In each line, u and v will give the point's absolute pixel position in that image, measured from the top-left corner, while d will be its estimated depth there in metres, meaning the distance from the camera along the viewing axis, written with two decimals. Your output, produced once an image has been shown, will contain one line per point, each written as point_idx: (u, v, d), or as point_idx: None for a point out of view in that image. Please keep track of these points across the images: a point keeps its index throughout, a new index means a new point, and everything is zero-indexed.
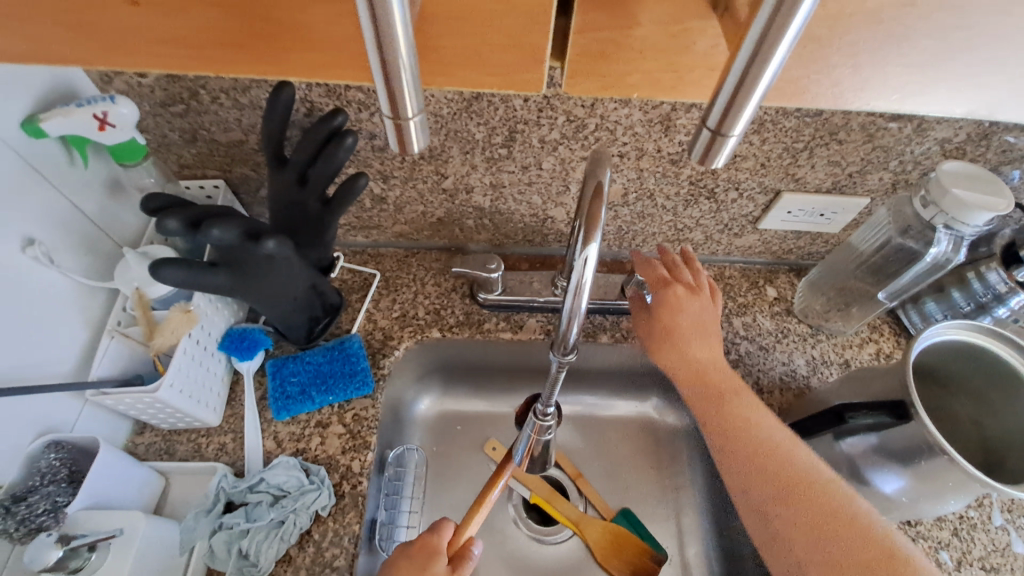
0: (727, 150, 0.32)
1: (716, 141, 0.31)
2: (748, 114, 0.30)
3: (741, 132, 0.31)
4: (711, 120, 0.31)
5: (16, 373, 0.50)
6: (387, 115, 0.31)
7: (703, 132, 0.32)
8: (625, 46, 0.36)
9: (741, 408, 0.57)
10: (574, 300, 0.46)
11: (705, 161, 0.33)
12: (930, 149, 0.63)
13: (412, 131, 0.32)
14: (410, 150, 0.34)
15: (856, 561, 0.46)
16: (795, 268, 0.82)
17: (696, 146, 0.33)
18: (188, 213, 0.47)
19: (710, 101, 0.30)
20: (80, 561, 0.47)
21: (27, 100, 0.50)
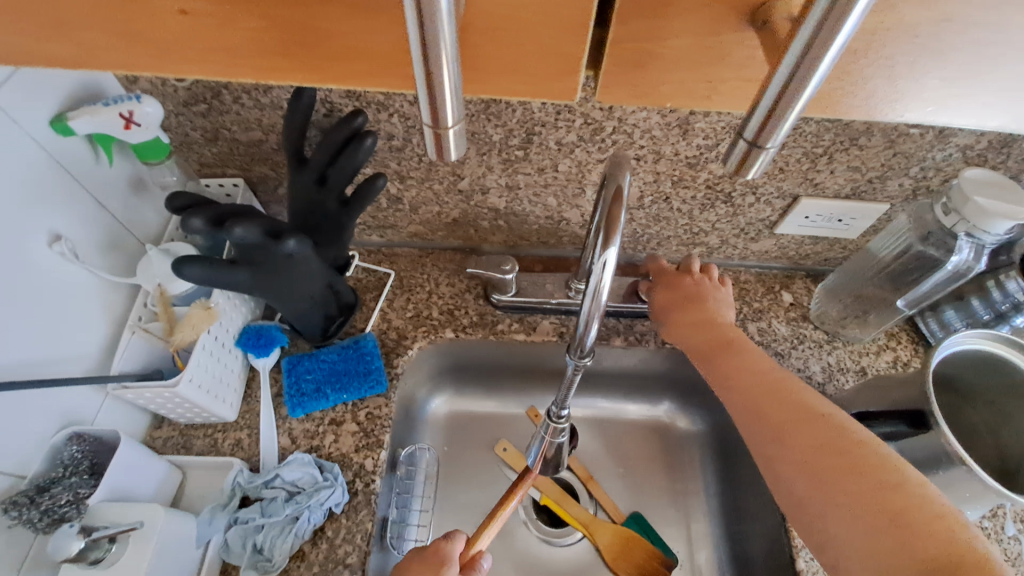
0: (762, 162, 0.33)
1: (752, 153, 0.32)
2: (786, 127, 0.30)
3: (778, 145, 0.32)
4: (748, 131, 0.31)
5: (43, 366, 0.51)
6: (428, 125, 0.32)
7: (739, 144, 0.33)
8: (662, 56, 0.34)
9: (748, 366, 0.55)
10: (592, 303, 0.46)
11: (740, 172, 0.34)
12: (951, 156, 0.62)
13: (450, 141, 0.33)
14: (446, 158, 0.34)
15: (887, 519, 0.41)
16: (812, 274, 0.81)
17: (731, 156, 0.34)
18: (213, 211, 0.48)
19: (748, 112, 0.31)
20: (100, 552, 0.48)
21: (56, 99, 0.51)
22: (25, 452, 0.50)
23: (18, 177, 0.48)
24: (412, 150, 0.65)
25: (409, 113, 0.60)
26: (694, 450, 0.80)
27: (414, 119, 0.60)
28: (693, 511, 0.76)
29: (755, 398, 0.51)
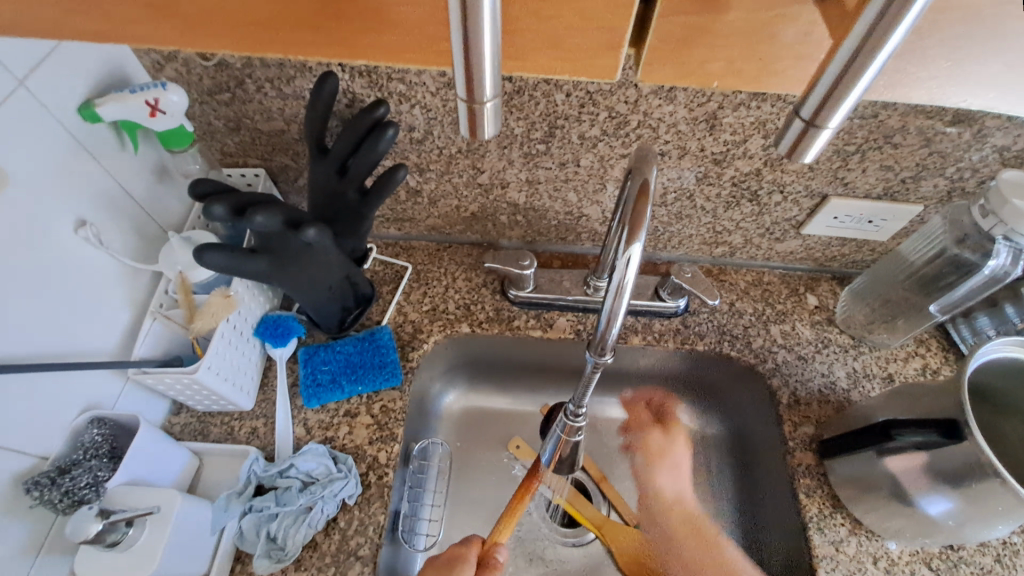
0: (817, 145, 0.31)
1: (808, 133, 0.30)
2: (849, 106, 0.29)
3: (837, 125, 0.30)
4: (806, 109, 0.30)
5: (66, 349, 0.52)
6: (463, 99, 0.31)
7: (793, 124, 0.31)
8: (714, 30, 0.34)
9: None
10: (614, 301, 0.45)
11: (792, 156, 0.32)
12: (989, 156, 0.59)
13: (486, 115, 0.31)
14: (480, 136, 0.33)
15: None
16: (838, 277, 0.79)
17: (784, 138, 0.32)
18: (235, 199, 0.48)
19: (806, 90, 0.30)
20: (117, 536, 0.48)
21: (84, 84, 0.52)
22: (48, 432, 0.50)
23: (43, 160, 0.49)
24: (432, 142, 0.64)
25: (430, 104, 0.59)
26: (711, 453, 0.78)
27: (435, 110, 0.60)
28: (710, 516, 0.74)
29: None
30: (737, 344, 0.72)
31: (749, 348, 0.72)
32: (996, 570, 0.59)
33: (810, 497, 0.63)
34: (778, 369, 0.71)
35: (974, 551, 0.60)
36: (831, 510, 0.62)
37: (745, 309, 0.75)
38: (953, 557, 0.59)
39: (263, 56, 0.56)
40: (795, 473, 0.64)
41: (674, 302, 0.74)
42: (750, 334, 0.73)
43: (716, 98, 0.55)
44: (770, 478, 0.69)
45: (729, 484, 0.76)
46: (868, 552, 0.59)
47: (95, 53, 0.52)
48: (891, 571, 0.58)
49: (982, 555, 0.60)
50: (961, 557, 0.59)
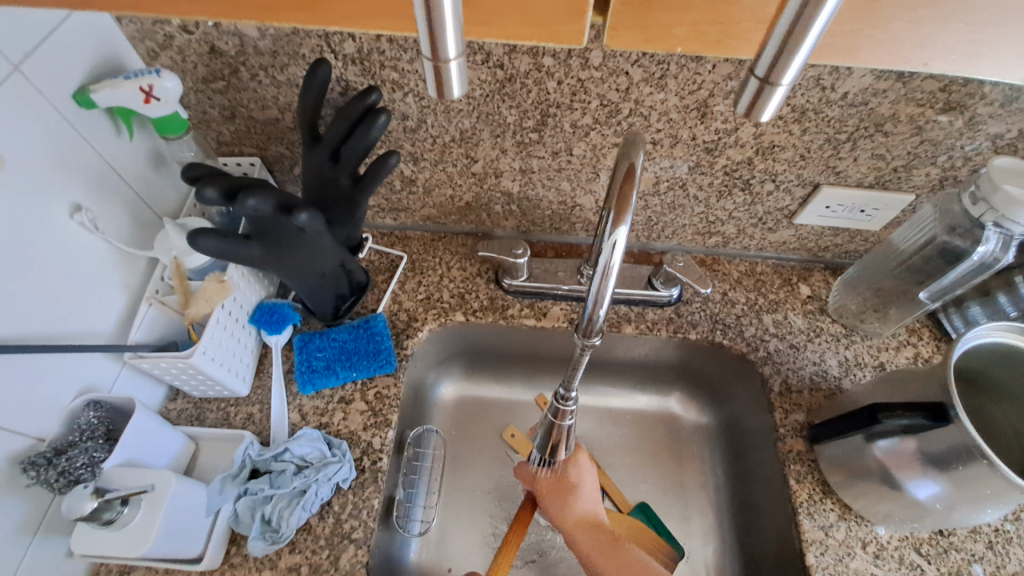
0: (775, 102, 0.32)
1: (763, 91, 0.31)
2: (800, 63, 0.29)
3: (792, 82, 0.31)
4: (760, 67, 0.31)
5: (62, 333, 0.53)
6: (427, 58, 0.31)
7: (750, 82, 0.32)
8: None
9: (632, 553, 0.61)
10: (601, 284, 0.45)
11: (751, 114, 0.33)
12: (981, 145, 0.60)
13: (452, 76, 0.32)
14: (447, 96, 0.34)
15: None
16: (831, 267, 0.79)
17: (743, 97, 0.33)
18: (227, 182, 0.49)
19: (759, 49, 0.30)
20: (112, 514, 0.49)
21: (79, 71, 0.52)
22: (44, 414, 0.51)
23: (39, 144, 0.49)
24: (426, 131, 0.64)
25: (423, 93, 0.60)
26: (704, 442, 0.79)
27: (428, 99, 0.60)
28: (702, 504, 0.75)
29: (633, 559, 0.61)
30: (730, 333, 0.73)
31: (741, 337, 0.73)
32: (986, 556, 0.59)
33: (801, 483, 0.63)
34: (770, 358, 0.71)
35: (964, 537, 0.60)
36: (821, 496, 0.62)
37: (738, 298, 0.76)
38: (943, 543, 0.60)
39: (256, 43, 0.56)
40: (786, 460, 0.65)
41: (668, 291, 0.74)
42: (742, 323, 0.74)
43: (706, 86, 0.56)
44: (761, 465, 0.69)
45: (722, 472, 0.76)
46: (857, 537, 0.60)
47: (89, 38, 0.53)
48: (880, 556, 0.59)
49: (972, 541, 0.60)
50: (952, 543, 0.60)
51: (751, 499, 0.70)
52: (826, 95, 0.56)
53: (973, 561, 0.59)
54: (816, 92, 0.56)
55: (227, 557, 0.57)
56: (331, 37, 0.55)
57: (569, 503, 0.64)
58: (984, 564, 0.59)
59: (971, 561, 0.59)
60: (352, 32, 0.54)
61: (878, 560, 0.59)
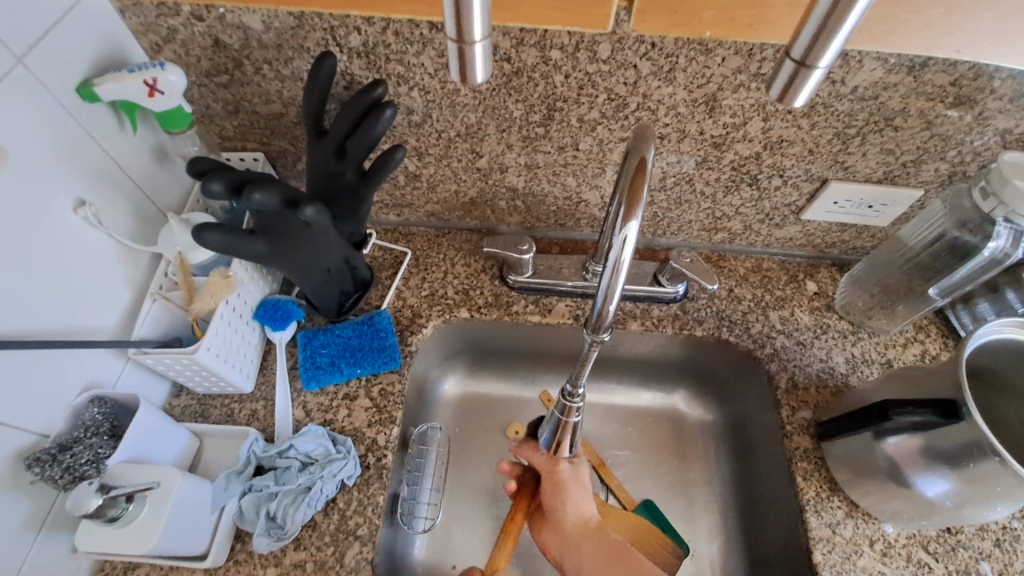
0: (809, 86, 0.32)
1: (799, 73, 0.31)
2: (838, 45, 0.29)
3: (828, 65, 0.31)
4: (796, 50, 0.31)
5: (65, 329, 0.52)
6: (452, 40, 0.31)
7: (785, 65, 0.32)
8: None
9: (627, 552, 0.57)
10: (611, 279, 0.45)
11: (784, 100, 0.33)
12: (991, 140, 0.59)
13: (476, 57, 0.32)
14: (470, 81, 0.34)
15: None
16: (838, 263, 0.79)
17: (776, 81, 0.33)
18: (232, 176, 0.48)
19: (796, 32, 0.31)
20: (117, 510, 0.48)
21: (82, 64, 0.52)
22: (48, 410, 0.51)
23: (44, 138, 0.49)
24: (431, 126, 0.64)
25: (429, 86, 0.59)
26: (708, 439, 0.79)
27: (433, 93, 0.60)
28: (707, 502, 0.74)
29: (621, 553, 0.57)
30: (736, 330, 0.72)
31: (747, 334, 0.72)
32: (993, 554, 0.59)
33: (808, 481, 0.63)
34: (776, 355, 0.71)
35: (971, 535, 0.60)
36: (827, 493, 0.62)
37: (744, 295, 0.75)
38: (950, 540, 0.59)
39: (260, 37, 0.56)
40: (792, 457, 0.64)
41: (673, 288, 0.74)
42: (748, 320, 0.73)
43: (715, 79, 0.55)
44: (767, 463, 0.69)
45: (727, 470, 0.76)
46: (864, 535, 0.60)
47: (91, 31, 0.52)
48: (887, 554, 0.59)
49: (980, 539, 0.60)
50: (959, 541, 0.60)
51: (757, 496, 0.70)
52: (836, 89, 0.55)
53: (981, 559, 0.58)
54: (825, 86, 0.55)
55: (232, 553, 0.57)
56: (337, 30, 0.54)
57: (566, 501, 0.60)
58: (992, 562, 0.58)
59: (979, 559, 0.59)
60: (357, 25, 0.54)
61: (886, 558, 0.58)
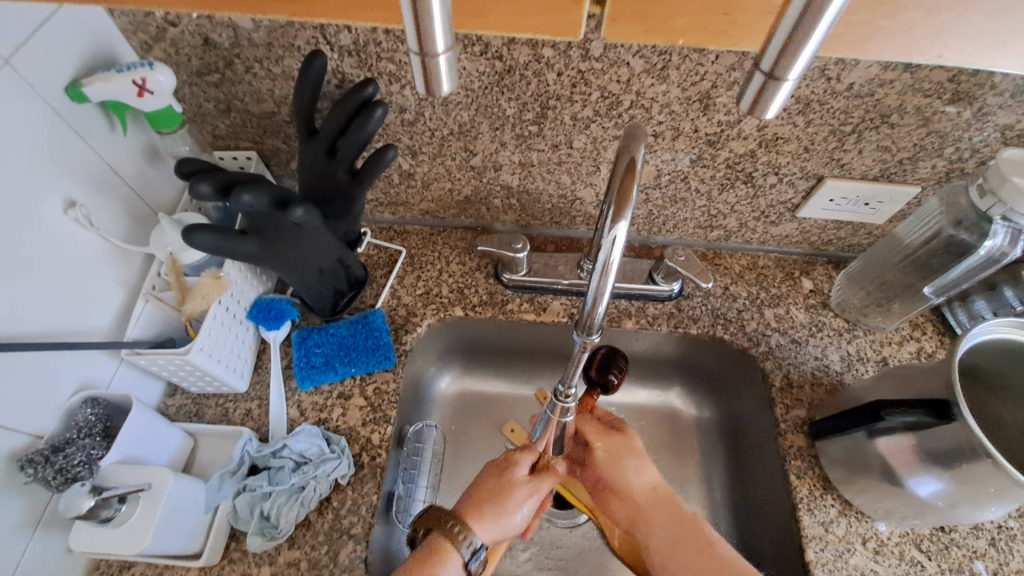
0: (781, 98, 0.31)
1: (769, 86, 0.30)
2: (808, 56, 0.28)
3: (799, 76, 0.29)
4: (766, 61, 0.30)
5: (58, 331, 0.52)
6: (414, 52, 0.31)
7: (755, 77, 0.31)
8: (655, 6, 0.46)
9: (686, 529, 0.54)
10: (600, 280, 0.44)
11: (756, 112, 0.32)
12: (990, 137, 0.58)
13: (439, 69, 0.31)
14: (436, 93, 0.33)
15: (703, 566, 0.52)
16: (834, 260, 0.79)
17: (746, 93, 0.32)
18: (221, 178, 0.48)
19: (765, 42, 0.29)
20: (111, 511, 0.49)
21: (71, 64, 0.52)
22: (41, 411, 0.51)
23: (33, 138, 0.49)
24: (424, 124, 0.64)
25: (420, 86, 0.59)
26: (704, 437, 0.79)
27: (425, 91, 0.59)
28: (701, 498, 0.74)
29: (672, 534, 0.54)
30: (731, 328, 0.72)
31: (742, 332, 0.72)
32: (988, 553, 0.59)
33: (801, 479, 0.63)
34: (771, 352, 0.70)
35: (966, 533, 0.60)
36: (821, 491, 0.62)
37: (739, 293, 0.75)
38: (944, 539, 0.60)
39: (250, 35, 0.55)
40: (786, 455, 0.64)
41: (668, 286, 0.74)
42: (744, 318, 0.73)
43: (709, 77, 0.55)
44: (761, 461, 0.69)
45: (721, 468, 0.76)
46: (858, 533, 0.60)
47: (80, 32, 0.52)
48: (880, 552, 0.59)
49: (975, 537, 0.60)
50: (953, 539, 0.60)
51: (751, 494, 0.70)
52: (831, 87, 0.55)
53: (976, 558, 0.58)
54: (820, 84, 0.55)
55: (227, 552, 0.57)
56: (327, 28, 0.54)
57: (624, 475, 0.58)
58: (986, 561, 0.58)
59: (973, 558, 0.59)
60: (347, 23, 0.53)
61: (878, 556, 0.58)
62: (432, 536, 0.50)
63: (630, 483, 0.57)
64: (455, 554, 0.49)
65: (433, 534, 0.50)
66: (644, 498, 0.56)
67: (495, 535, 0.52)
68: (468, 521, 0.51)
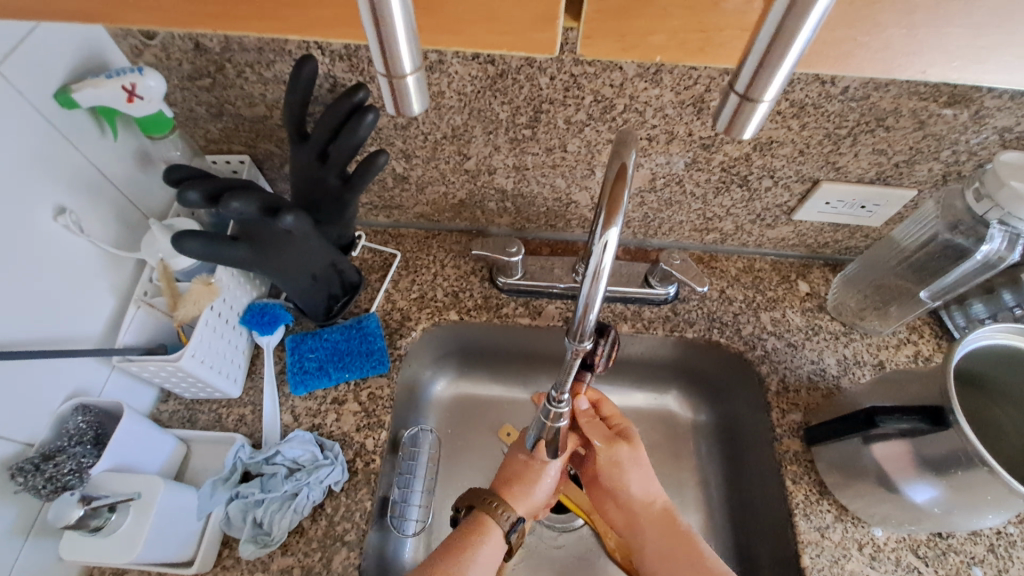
0: (756, 119, 0.30)
1: (744, 107, 0.30)
2: (783, 77, 0.28)
3: (774, 97, 0.29)
4: (740, 83, 0.29)
5: (49, 338, 0.52)
6: (382, 74, 0.30)
7: (730, 99, 0.30)
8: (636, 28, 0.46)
9: (679, 537, 0.55)
10: (590, 287, 0.44)
11: (732, 131, 0.32)
12: (988, 139, 0.58)
13: (409, 90, 0.31)
14: (406, 112, 0.33)
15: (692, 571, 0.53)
16: (831, 263, 0.78)
17: (722, 114, 0.31)
18: (210, 185, 0.48)
19: (739, 65, 0.29)
20: (101, 521, 0.49)
21: (61, 71, 0.51)
22: (32, 419, 0.51)
23: (22, 145, 0.48)
24: (417, 128, 0.63)
25: None
26: (701, 440, 0.78)
27: None
28: (697, 502, 0.74)
29: (664, 542, 0.55)
30: (727, 332, 0.72)
31: (738, 335, 0.72)
32: (986, 559, 0.59)
33: (797, 484, 0.62)
34: (767, 356, 0.70)
35: (964, 539, 0.60)
36: (817, 497, 0.62)
37: (735, 296, 0.75)
38: (941, 544, 0.59)
39: (241, 40, 0.55)
40: (782, 460, 0.64)
41: (664, 289, 0.73)
42: (740, 321, 0.73)
43: (702, 81, 0.54)
44: (757, 465, 0.68)
45: (718, 472, 0.75)
46: (854, 539, 0.59)
47: (71, 38, 0.52)
48: (877, 557, 0.58)
49: (972, 543, 0.59)
50: (950, 545, 0.59)
51: (747, 499, 0.70)
52: (826, 90, 0.54)
53: (973, 564, 0.58)
54: (815, 87, 0.54)
55: (220, 559, 0.57)
56: None
57: (623, 485, 0.58)
58: (984, 566, 0.58)
59: (970, 563, 0.58)
60: None
61: (875, 562, 0.58)
62: (474, 512, 0.57)
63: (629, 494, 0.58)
64: (496, 528, 0.55)
65: (476, 511, 0.57)
66: (641, 510, 0.57)
67: (528, 508, 0.59)
68: (505, 498, 0.58)
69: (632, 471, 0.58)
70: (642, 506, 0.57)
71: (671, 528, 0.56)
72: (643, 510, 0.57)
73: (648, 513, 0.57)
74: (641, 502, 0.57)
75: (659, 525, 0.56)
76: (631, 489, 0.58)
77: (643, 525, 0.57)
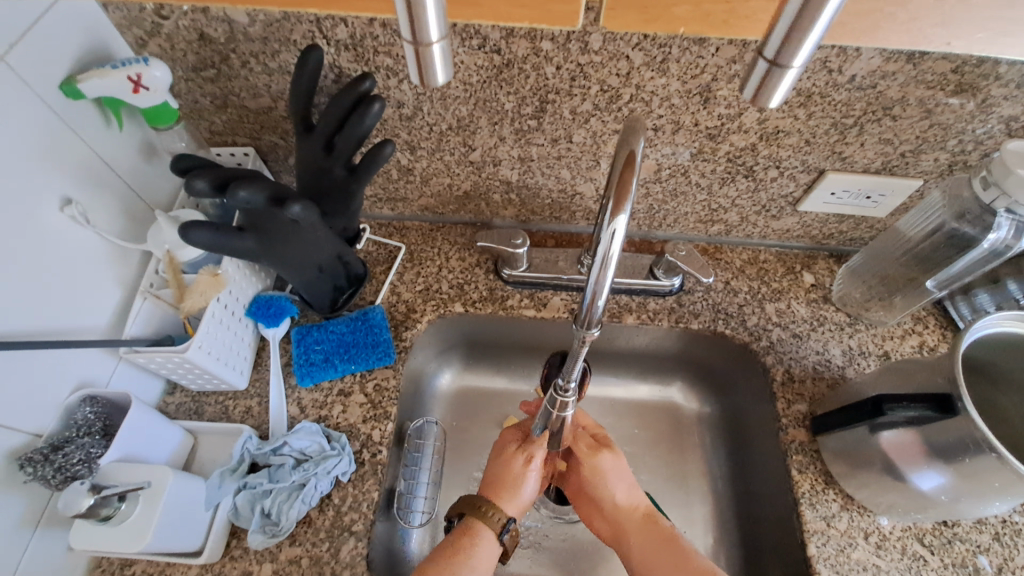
0: (786, 84, 0.30)
1: (772, 74, 0.30)
2: (811, 45, 0.28)
3: (803, 63, 0.29)
4: (768, 49, 0.29)
5: (56, 329, 0.52)
6: (407, 41, 0.30)
7: (758, 65, 0.30)
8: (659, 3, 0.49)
9: (663, 540, 0.55)
10: (599, 275, 0.43)
11: (759, 100, 0.32)
12: (994, 128, 0.58)
13: (433, 57, 0.31)
14: (430, 82, 0.33)
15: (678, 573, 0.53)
16: (835, 254, 0.78)
17: (749, 83, 0.31)
18: (217, 174, 0.48)
19: (766, 31, 0.29)
20: (111, 510, 0.49)
21: (67, 60, 0.51)
22: (40, 409, 0.51)
23: (31, 135, 0.49)
24: (422, 119, 0.63)
25: None
26: (705, 432, 0.78)
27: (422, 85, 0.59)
28: (702, 493, 0.74)
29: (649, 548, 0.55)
30: (732, 323, 0.72)
31: (743, 326, 0.72)
32: (992, 547, 0.59)
33: (803, 474, 0.63)
34: (773, 347, 0.70)
35: (969, 527, 0.60)
36: (823, 486, 0.62)
37: (740, 287, 0.75)
38: (946, 533, 0.59)
39: (246, 30, 0.55)
40: (787, 450, 0.64)
41: (669, 281, 0.73)
42: (745, 312, 0.73)
43: (709, 70, 0.54)
44: (762, 456, 0.69)
45: (723, 463, 0.75)
46: (860, 528, 0.59)
47: (76, 27, 0.51)
48: (882, 546, 0.59)
49: (978, 532, 0.60)
50: (956, 533, 0.60)
51: (752, 488, 0.70)
52: (833, 79, 0.54)
53: (979, 552, 0.58)
54: (822, 76, 0.54)
55: (228, 549, 0.57)
56: (323, 22, 0.53)
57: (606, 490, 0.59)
58: (990, 555, 0.58)
59: (976, 552, 0.58)
60: (344, 18, 0.52)
61: (880, 551, 0.58)
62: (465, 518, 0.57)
63: (613, 499, 0.59)
64: (484, 530, 0.56)
65: (465, 516, 0.57)
66: (626, 518, 0.58)
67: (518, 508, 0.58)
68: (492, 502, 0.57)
69: (612, 477, 0.59)
70: (626, 511, 0.58)
71: (654, 531, 0.56)
72: (625, 518, 0.58)
73: (631, 519, 0.58)
74: (624, 507, 0.58)
75: (643, 530, 0.57)
76: (615, 496, 0.59)
77: (628, 531, 0.57)
